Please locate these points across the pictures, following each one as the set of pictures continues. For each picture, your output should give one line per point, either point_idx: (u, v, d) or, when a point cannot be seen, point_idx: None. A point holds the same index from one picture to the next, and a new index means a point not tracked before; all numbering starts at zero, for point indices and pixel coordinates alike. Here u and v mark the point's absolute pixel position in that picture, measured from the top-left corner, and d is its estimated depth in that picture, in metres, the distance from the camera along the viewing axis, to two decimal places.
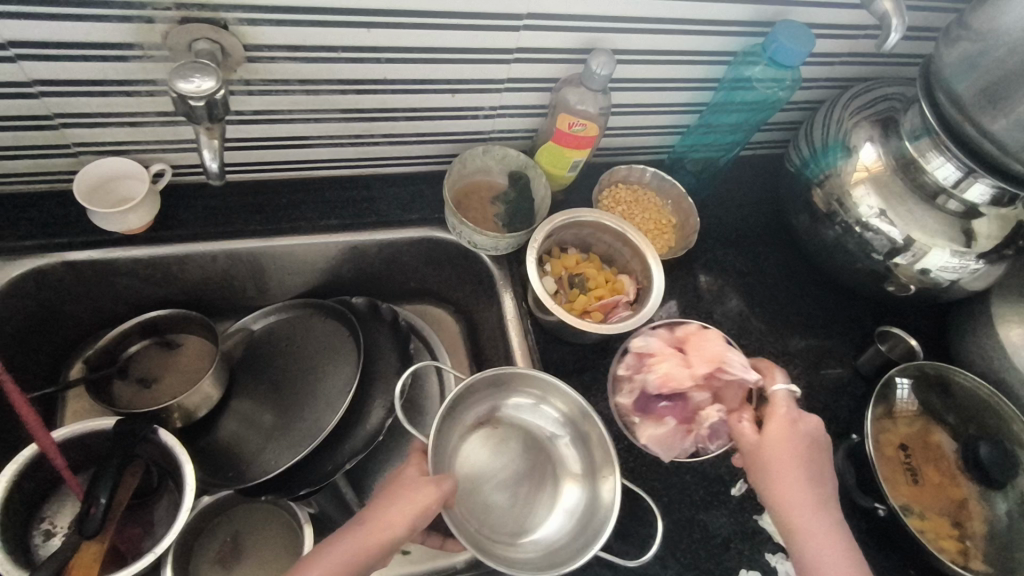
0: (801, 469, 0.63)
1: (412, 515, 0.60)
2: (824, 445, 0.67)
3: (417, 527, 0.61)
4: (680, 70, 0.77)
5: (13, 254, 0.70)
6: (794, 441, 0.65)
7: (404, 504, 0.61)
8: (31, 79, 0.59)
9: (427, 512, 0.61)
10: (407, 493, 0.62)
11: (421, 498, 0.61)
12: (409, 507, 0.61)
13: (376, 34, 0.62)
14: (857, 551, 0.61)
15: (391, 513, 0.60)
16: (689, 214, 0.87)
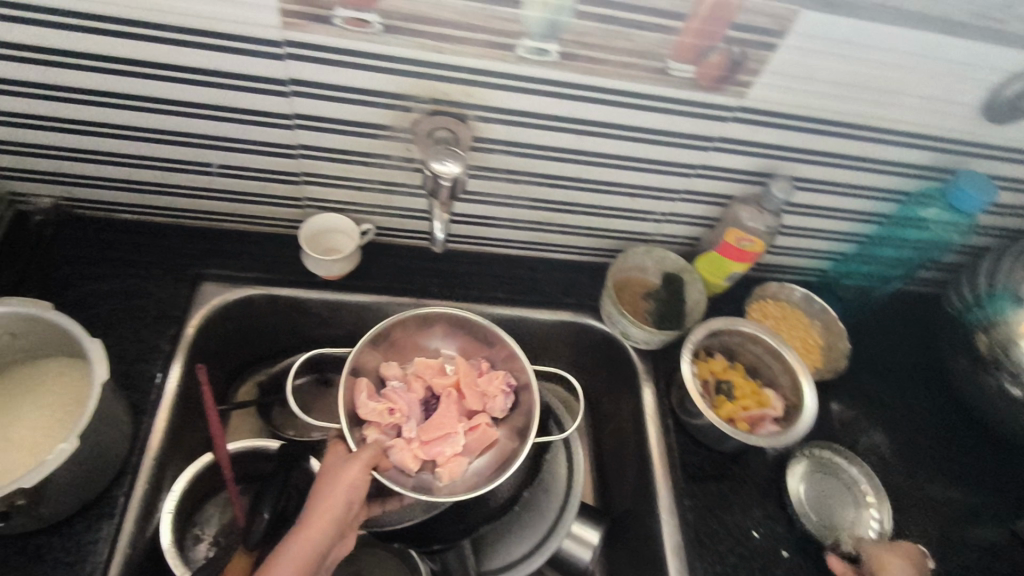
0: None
1: (348, 496, 0.62)
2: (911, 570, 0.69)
3: (355, 500, 0.62)
4: (850, 201, 0.81)
5: (232, 281, 0.81)
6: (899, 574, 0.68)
7: (335, 496, 0.61)
8: (298, 144, 0.70)
9: (362, 482, 0.63)
10: (332, 488, 0.62)
11: (344, 484, 0.62)
12: (336, 494, 0.61)
13: (586, 140, 0.70)
14: None
15: (325, 499, 0.60)
16: (839, 338, 0.87)
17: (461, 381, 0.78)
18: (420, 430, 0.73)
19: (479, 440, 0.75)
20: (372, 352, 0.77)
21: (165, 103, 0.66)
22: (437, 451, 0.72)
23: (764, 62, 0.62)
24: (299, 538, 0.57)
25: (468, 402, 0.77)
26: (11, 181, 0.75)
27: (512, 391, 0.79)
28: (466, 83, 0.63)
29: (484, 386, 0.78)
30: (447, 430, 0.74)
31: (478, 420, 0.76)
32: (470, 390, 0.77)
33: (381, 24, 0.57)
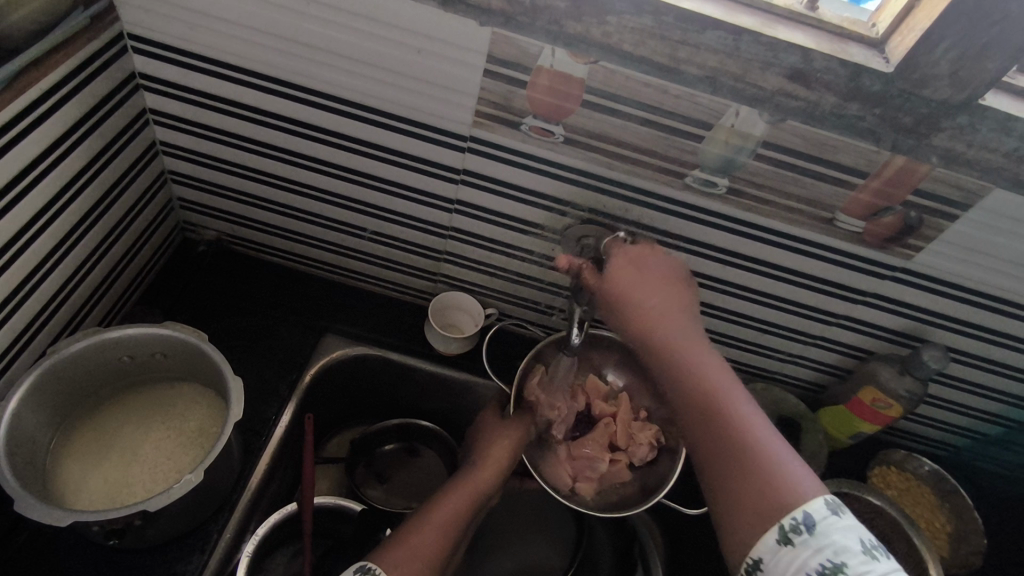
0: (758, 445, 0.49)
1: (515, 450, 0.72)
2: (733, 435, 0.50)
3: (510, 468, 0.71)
4: (1004, 381, 0.75)
5: (355, 338, 0.83)
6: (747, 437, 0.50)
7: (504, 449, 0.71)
8: (451, 226, 0.75)
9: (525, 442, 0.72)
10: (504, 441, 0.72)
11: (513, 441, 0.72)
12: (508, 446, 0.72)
13: (730, 270, 0.70)
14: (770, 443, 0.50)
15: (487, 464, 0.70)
16: (973, 531, 0.77)
17: (620, 414, 0.74)
18: (572, 441, 0.73)
19: (618, 476, 0.71)
20: (557, 347, 0.75)
21: (346, 170, 0.72)
22: (579, 469, 0.71)
23: (939, 231, 0.60)
24: (474, 478, 0.68)
25: (616, 436, 0.72)
26: (191, 213, 0.84)
27: (659, 447, 0.72)
28: (627, 199, 0.65)
29: (639, 429, 0.73)
30: (592, 454, 0.71)
31: (619, 456, 0.72)
32: (624, 425, 0.73)
33: (563, 136, 0.61)
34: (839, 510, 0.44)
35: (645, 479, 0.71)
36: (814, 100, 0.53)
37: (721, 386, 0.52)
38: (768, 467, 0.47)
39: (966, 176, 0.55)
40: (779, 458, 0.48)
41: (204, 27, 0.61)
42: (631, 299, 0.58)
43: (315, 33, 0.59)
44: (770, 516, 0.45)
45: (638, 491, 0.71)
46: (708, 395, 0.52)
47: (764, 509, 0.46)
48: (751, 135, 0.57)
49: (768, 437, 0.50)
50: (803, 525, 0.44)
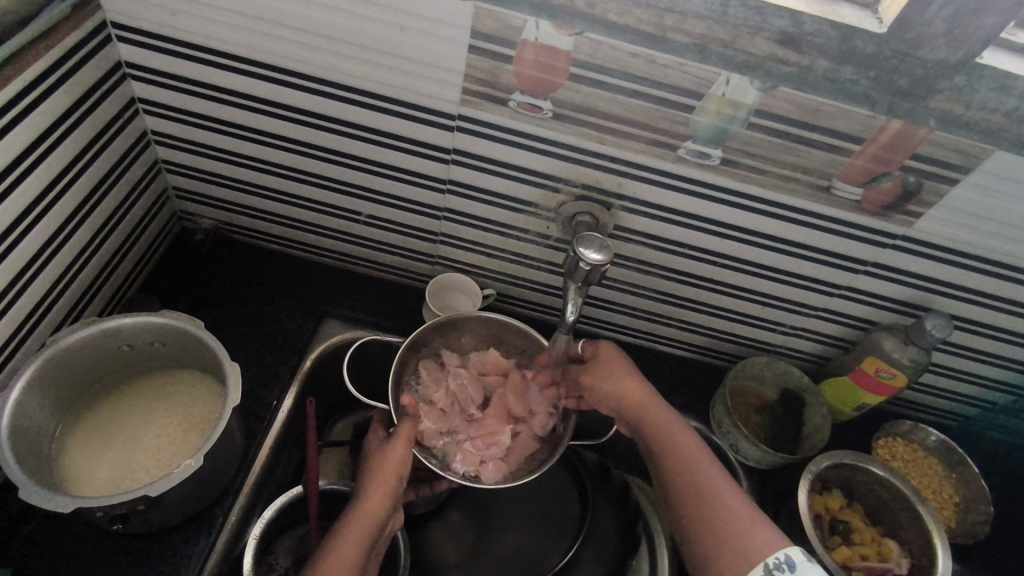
0: (741, 509, 0.57)
1: (399, 472, 0.66)
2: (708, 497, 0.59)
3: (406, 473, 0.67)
4: (1011, 349, 0.74)
5: (354, 322, 0.84)
6: (722, 495, 0.59)
7: (387, 474, 0.66)
8: (444, 207, 0.74)
9: (409, 459, 0.67)
10: (383, 466, 0.66)
11: (394, 461, 0.67)
12: (389, 468, 0.66)
13: (727, 243, 0.69)
14: (743, 509, 0.57)
15: (377, 475, 0.66)
16: (981, 500, 0.77)
17: (512, 386, 0.76)
18: (468, 427, 0.73)
19: (523, 448, 0.72)
20: (438, 334, 0.77)
21: (337, 154, 0.71)
22: (483, 448, 0.71)
23: (940, 196, 0.59)
24: (358, 510, 0.63)
25: (512, 407, 0.74)
26: (187, 202, 0.84)
27: (559, 410, 0.74)
28: (619, 174, 0.65)
29: (535, 398, 0.75)
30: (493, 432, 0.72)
31: (518, 427, 0.74)
32: (516, 396, 0.75)
33: (551, 111, 0.60)
34: (788, 567, 0.53)
35: (550, 446, 0.73)
36: (807, 64, 0.51)
37: (695, 463, 0.62)
38: (742, 526, 0.56)
39: (965, 139, 0.54)
40: (747, 519, 0.57)
41: (188, 13, 0.61)
42: (615, 383, 0.69)
43: (298, 15, 0.58)
44: (749, 564, 0.54)
45: (547, 456, 0.72)
46: (693, 472, 0.61)
47: (744, 562, 0.54)
48: (742, 104, 0.56)
49: (739, 500, 0.58)
50: (785, 564, 0.53)
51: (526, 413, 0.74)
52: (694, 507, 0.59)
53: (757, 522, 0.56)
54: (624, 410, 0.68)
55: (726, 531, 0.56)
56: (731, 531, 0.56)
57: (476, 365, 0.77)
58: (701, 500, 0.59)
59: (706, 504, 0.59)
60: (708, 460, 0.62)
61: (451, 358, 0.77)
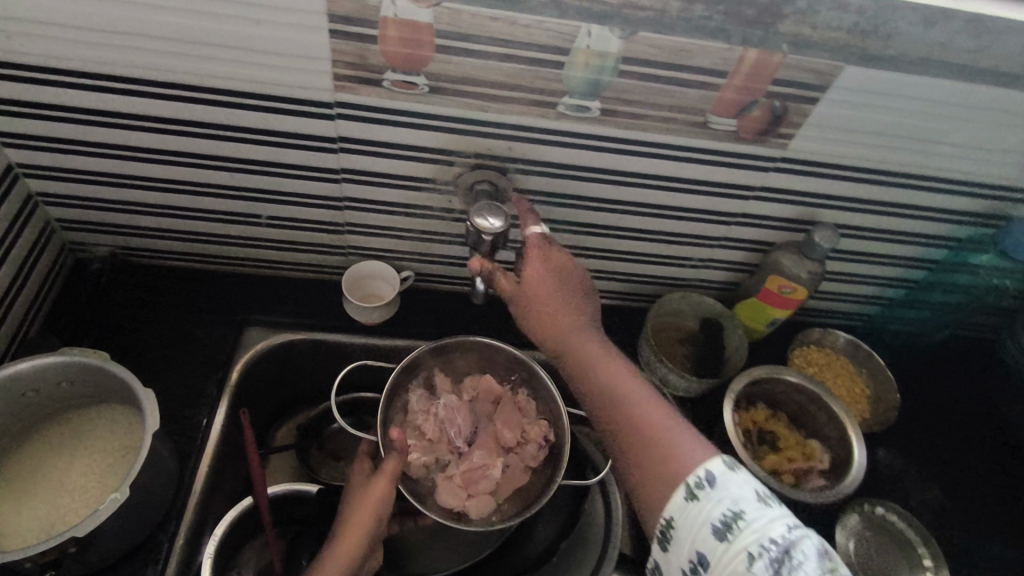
0: (673, 428, 0.56)
1: (377, 514, 0.66)
2: (648, 421, 0.57)
3: (385, 515, 0.67)
4: (897, 248, 0.79)
5: (276, 326, 0.83)
6: (652, 416, 0.58)
7: (366, 513, 0.66)
8: (344, 196, 0.73)
9: (389, 497, 0.68)
10: (363, 505, 0.67)
11: (373, 501, 0.67)
12: (369, 504, 0.67)
13: (623, 190, 0.71)
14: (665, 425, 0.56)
15: (358, 515, 0.67)
16: (887, 388, 0.84)
17: (504, 418, 0.75)
18: (457, 460, 0.73)
19: (513, 481, 0.73)
20: (433, 356, 0.77)
21: (223, 159, 0.69)
22: (472, 483, 0.71)
23: (805, 116, 0.62)
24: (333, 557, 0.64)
25: (504, 438, 0.74)
26: (75, 232, 0.80)
27: (549, 444, 0.74)
28: (507, 139, 0.65)
29: (527, 428, 0.75)
30: (483, 467, 0.72)
31: (509, 460, 0.73)
32: (510, 427, 0.75)
33: (427, 86, 0.60)
34: (736, 463, 0.52)
35: (540, 478, 0.73)
36: (660, 7, 0.53)
37: (619, 379, 0.61)
38: (677, 446, 0.54)
39: (817, 58, 0.57)
40: (649, 399, 0.59)
41: (24, 35, 0.57)
42: (541, 296, 0.65)
43: (145, 22, 0.55)
44: (674, 486, 0.53)
45: (538, 487, 0.73)
46: (616, 391, 0.60)
47: (668, 478, 0.53)
48: (608, 53, 0.57)
49: (656, 410, 0.58)
50: (706, 480, 0.51)
51: (521, 445, 0.74)
52: (623, 437, 0.58)
53: (685, 437, 0.55)
54: (534, 327, 0.66)
55: (661, 456, 0.55)
56: (663, 456, 0.54)
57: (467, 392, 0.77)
58: (617, 424, 0.59)
59: (637, 425, 0.57)
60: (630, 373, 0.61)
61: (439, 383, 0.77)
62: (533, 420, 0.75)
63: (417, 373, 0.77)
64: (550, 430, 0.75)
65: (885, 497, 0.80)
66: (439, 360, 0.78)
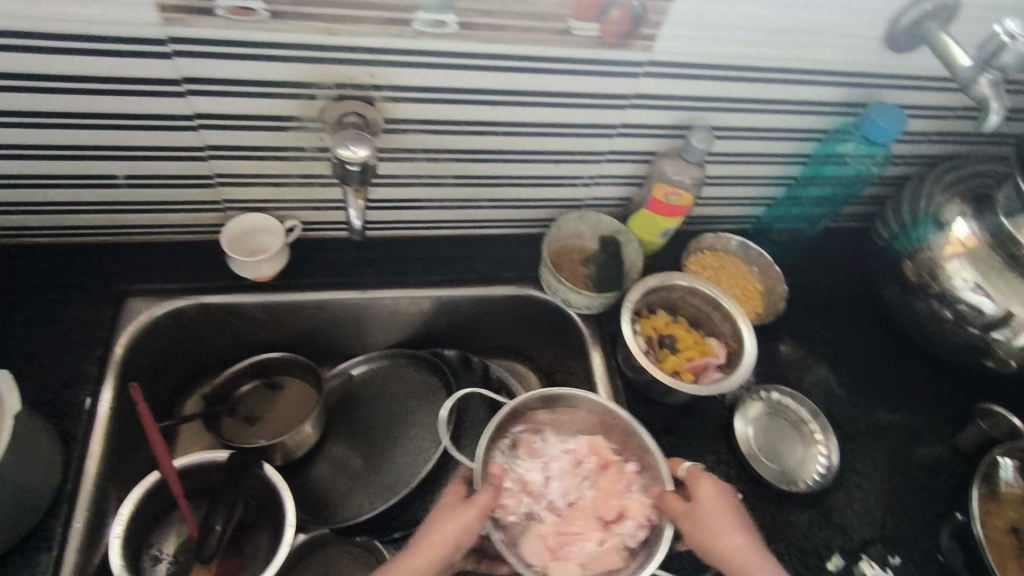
0: (745, 538, 0.64)
1: (455, 544, 0.62)
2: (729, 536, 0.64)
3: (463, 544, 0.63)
4: (772, 145, 0.81)
5: (159, 295, 0.78)
6: (720, 520, 0.64)
7: (448, 526, 0.63)
8: (205, 145, 0.68)
9: (472, 531, 0.63)
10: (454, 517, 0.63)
11: (454, 522, 0.63)
12: (461, 518, 0.63)
13: (499, 110, 0.70)
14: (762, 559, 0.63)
15: (443, 529, 0.63)
16: (776, 282, 0.89)
17: (620, 482, 0.71)
18: (555, 518, 0.69)
19: (608, 558, 0.66)
20: (546, 407, 0.75)
21: (56, 116, 0.62)
22: (562, 546, 0.67)
23: (663, 14, 0.62)
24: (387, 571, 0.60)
25: (604, 511, 0.69)
26: None
27: (648, 523, 0.68)
28: (367, 65, 0.62)
29: (630, 504, 0.69)
30: (581, 531, 0.68)
31: (601, 531, 0.68)
32: (623, 496, 0.70)
33: (268, 10, 0.56)
34: None
35: (636, 562, 0.66)
36: None
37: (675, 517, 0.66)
38: (744, 553, 0.63)
39: None
40: (736, 526, 0.64)
41: None
42: (693, 510, 0.65)
43: None
44: None
45: (615, 568, 0.66)
46: (702, 515, 0.65)
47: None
48: None
49: (726, 536, 0.64)
50: None
51: (621, 525, 0.68)
52: (715, 554, 0.64)
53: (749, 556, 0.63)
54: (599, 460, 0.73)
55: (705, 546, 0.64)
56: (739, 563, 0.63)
57: (573, 455, 0.74)
58: (721, 549, 0.63)
59: (729, 549, 0.63)
60: (728, 510, 0.65)
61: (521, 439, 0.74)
62: (635, 495, 0.70)
63: (518, 420, 0.75)
64: (656, 513, 0.68)
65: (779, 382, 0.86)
66: (552, 412, 0.76)
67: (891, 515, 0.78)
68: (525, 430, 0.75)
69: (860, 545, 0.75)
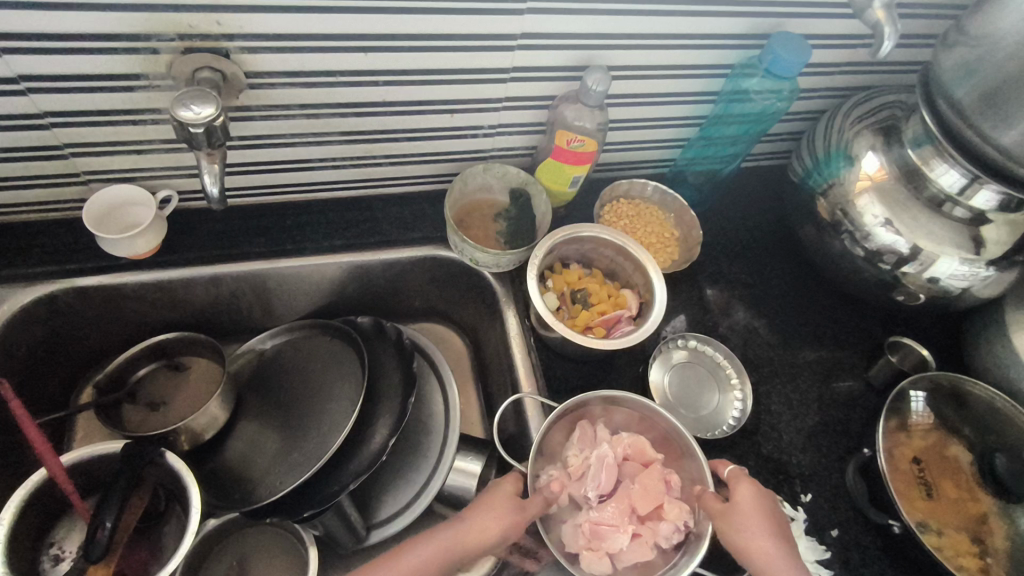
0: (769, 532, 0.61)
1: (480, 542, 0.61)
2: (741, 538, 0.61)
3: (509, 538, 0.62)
4: (679, 84, 0.78)
5: (24, 281, 0.72)
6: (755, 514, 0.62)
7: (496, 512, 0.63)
8: (42, 111, 0.61)
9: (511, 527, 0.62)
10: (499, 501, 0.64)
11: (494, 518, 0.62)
12: (500, 503, 0.64)
13: (373, 57, 0.64)
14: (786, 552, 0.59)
15: (478, 522, 0.62)
16: (691, 227, 0.87)
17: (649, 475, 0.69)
18: (589, 510, 0.67)
19: (640, 554, 0.65)
20: (611, 404, 0.73)
21: None
22: (599, 539, 0.65)
23: None
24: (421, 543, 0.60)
25: (636, 505, 0.67)
26: None
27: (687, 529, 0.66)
28: (207, 11, 0.55)
29: (670, 501, 0.67)
30: (614, 524, 0.66)
31: (647, 530, 0.66)
32: (644, 487, 0.68)
33: None
34: None
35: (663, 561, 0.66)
36: None
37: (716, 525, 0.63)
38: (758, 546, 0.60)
39: None
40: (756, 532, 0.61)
41: None
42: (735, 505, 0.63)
43: None
44: None
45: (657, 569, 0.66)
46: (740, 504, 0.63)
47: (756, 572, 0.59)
48: None
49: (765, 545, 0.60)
50: None
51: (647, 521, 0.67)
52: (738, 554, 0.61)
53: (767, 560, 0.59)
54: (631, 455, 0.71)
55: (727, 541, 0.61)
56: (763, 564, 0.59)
57: (633, 449, 0.71)
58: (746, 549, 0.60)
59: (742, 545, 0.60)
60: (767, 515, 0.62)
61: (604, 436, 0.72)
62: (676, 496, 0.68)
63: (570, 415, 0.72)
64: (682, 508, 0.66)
65: (696, 329, 0.85)
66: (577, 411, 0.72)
67: (804, 453, 0.79)
68: (575, 416, 0.73)
69: (775, 485, 0.76)
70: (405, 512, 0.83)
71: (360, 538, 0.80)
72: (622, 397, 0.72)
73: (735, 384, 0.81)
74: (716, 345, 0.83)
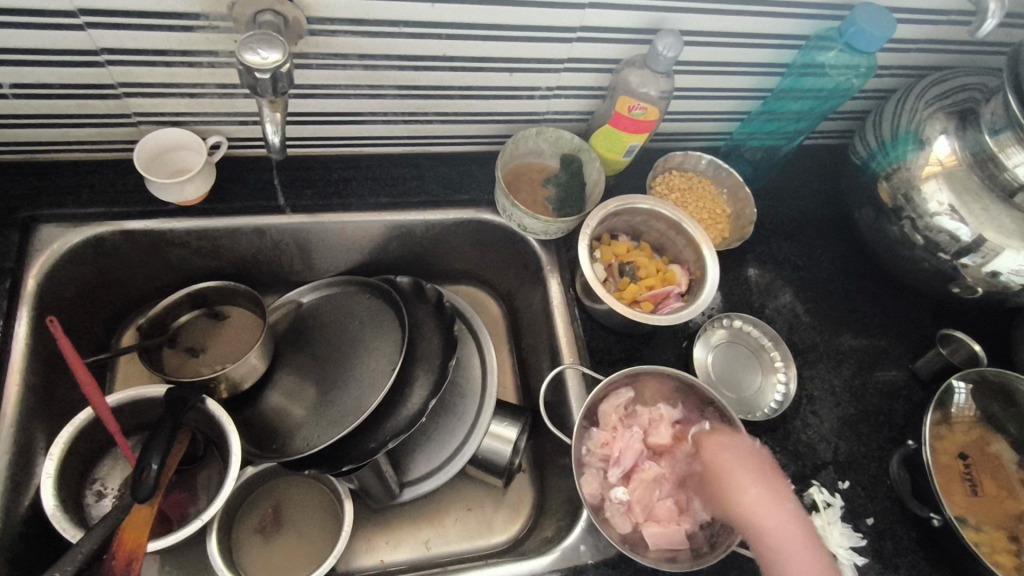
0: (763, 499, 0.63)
1: None
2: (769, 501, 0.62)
3: None
4: (748, 53, 0.74)
5: (72, 221, 0.71)
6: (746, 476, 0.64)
7: None
8: (98, 48, 0.59)
9: None
10: None
11: None
12: None
13: (438, 8, 0.61)
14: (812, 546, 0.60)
15: None
16: (746, 204, 0.84)
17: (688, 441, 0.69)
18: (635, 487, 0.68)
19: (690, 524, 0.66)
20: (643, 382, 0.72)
21: None
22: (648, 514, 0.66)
23: None
24: None
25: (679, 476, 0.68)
26: None
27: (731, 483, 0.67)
28: None
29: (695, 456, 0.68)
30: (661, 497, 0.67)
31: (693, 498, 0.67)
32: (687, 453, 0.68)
33: None
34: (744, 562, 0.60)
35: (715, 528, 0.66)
36: None
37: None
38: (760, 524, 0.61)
39: None
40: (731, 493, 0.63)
41: None
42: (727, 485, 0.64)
43: None
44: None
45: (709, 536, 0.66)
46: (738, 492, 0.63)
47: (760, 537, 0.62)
48: None
49: (786, 529, 0.61)
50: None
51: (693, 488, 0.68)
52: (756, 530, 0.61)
53: (782, 532, 0.60)
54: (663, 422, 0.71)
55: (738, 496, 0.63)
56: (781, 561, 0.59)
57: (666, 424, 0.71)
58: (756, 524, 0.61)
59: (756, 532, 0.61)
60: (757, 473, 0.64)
61: (650, 413, 0.72)
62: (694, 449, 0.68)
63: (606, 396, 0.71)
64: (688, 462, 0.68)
65: (741, 309, 0.83)
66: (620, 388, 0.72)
67: (843, 440, 0.78)
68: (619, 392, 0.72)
69: (812, 472, 0.75)
70: (439, 472, 0.83)
71: (393, 495, 0.80)
72: (669, 371, 0.72)
73: (779, 367, 0.80)
74: (762, 326, 0.82)
